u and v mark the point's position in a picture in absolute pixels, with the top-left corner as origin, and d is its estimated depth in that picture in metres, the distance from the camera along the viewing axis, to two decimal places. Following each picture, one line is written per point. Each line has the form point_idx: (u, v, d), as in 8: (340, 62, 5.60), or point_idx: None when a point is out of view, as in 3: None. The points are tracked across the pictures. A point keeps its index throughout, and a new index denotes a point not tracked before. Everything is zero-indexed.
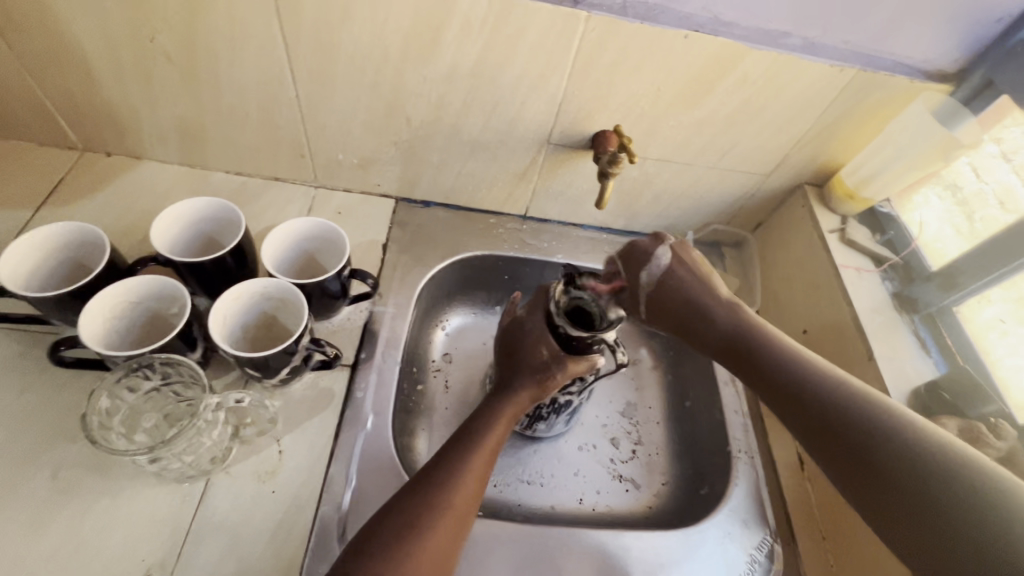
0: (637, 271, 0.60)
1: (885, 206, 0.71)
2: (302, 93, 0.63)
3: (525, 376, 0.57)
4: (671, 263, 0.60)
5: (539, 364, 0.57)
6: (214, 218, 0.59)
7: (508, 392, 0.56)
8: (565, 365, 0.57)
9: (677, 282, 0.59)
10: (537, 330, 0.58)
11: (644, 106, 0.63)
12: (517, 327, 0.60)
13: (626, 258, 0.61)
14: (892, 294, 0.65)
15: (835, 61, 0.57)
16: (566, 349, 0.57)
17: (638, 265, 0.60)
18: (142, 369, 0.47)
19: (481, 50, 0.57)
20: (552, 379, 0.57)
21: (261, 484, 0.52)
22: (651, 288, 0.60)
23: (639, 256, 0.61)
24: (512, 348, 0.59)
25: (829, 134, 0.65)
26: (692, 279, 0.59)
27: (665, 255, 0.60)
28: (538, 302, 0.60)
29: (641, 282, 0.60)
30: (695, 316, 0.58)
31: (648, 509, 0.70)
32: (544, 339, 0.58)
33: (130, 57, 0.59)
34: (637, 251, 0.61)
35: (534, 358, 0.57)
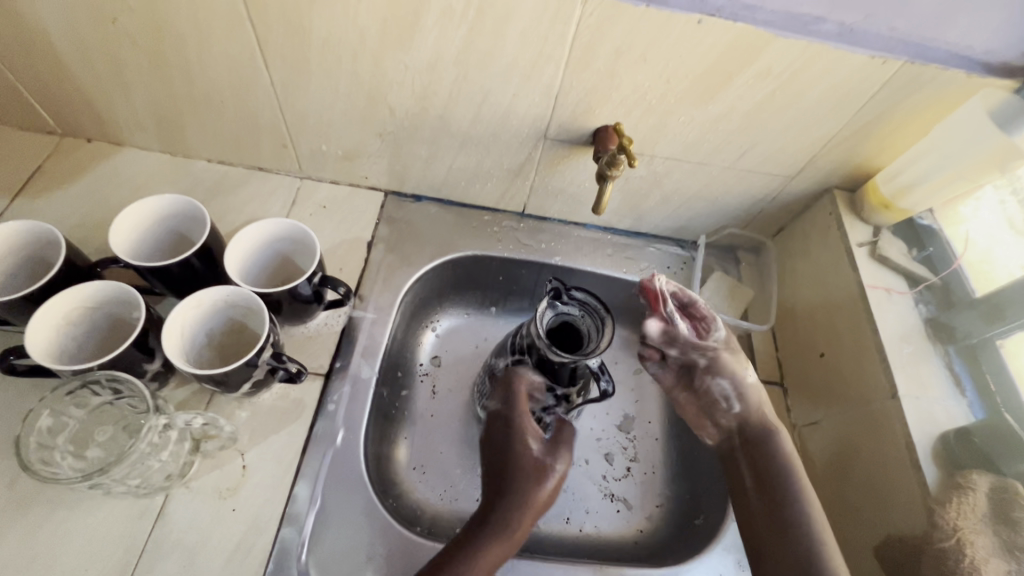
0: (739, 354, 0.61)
1: (926, 218, 0.62)
2: (277, 82, 0.58)
3: (521, 481, 0.50)
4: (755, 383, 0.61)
5: (533, 464, 0.51)
6: (184, 215, 0.55)
7: (507, 505, 0.49)
8: (563, 456, 0.53)
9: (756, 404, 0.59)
10: (521, 426, 0.54)
11: (651, 98, 0.56)
12: (494, 425, 0.55)
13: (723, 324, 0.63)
14: (926, 320, 0.57)
15: (876, 52, 0.49)
16: (555, 443, 0.54)
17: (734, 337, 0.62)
18: (90, 385, 0.45)
19: (466, 36, 0.51)
20: (554, 482, 0.51)
21: (222, 502, 0.50)
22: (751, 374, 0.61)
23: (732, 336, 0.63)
24: (494, 447, 0.54)
25: (865, 135, 0.57)
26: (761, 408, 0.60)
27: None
28: (517, 395, 0.56)
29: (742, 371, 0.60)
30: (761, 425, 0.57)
31: (638, 534, 0.66)
32: (529, 432, 0.53)
33: (96, 42, 0.55)
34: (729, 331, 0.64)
35: (525, 458, 0.52)
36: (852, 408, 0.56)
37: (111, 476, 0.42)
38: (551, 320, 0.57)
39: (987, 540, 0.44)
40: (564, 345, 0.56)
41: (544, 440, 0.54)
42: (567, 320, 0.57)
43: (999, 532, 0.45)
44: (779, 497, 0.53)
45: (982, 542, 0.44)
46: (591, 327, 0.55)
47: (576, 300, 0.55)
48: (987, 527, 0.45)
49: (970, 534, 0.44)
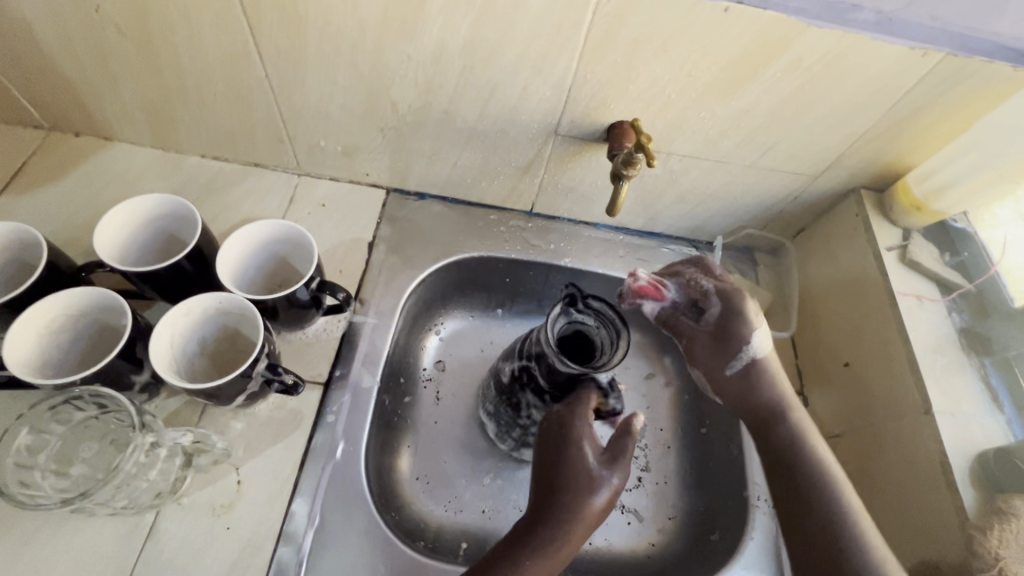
0: (736, 334, 0.57)
1: (960, 221, 0.59)
2: (272, 74, 0.55)
3: (572, 491, 0.48)
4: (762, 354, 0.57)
5: (590, 477, 0.48)
6: (175, 216, 0.52)
7: (560, 518, 0.47)
8: (620, 469, 0.49)
9: (763, 379, 0.56)
10: (580, 433, 0.50)
11: (671, 92, 0.52)
12: (551, 429, 0.51)
13: (724, 298, 0.58)
14: (960, 330, 0.54)
15: (916, 44, 0.45)
16: (613, 453, 0.50)
17: (733, 315, 0.57)
18: (71, 402, 0.42)
19: (473, 25, 0.47)
20: (608, 496, 0.48)
21: (215, 520, 0.48)
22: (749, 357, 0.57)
23: (736, 311, 0.58)
24: (544, 450, 0.51)
25: (898, 131, 0.54)
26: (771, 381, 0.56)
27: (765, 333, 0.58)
28: (579, 401, 0.51)
29: (737, 347, 0.57)
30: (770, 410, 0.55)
31: (650, 548, 0.64)
32: (588, 439, 0.49)
33: (79, 31, 0.52)
34: (739, 302, 0.58)
35: (582, 470, 0.48)
36: (879, 422, 0.53)
37: (93, 500, 0.40)
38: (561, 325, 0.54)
39: None
40: (573, 352, 0.54)
41: (603, 447, 0.51)
42: (579, 327, 0.54)
43: None
44: (799, 482, 0.51)
45: None
46: (605, 339, 0.52)
47: (591, 308, 0.52)
48: None
49: (1012, 564, 0.41)
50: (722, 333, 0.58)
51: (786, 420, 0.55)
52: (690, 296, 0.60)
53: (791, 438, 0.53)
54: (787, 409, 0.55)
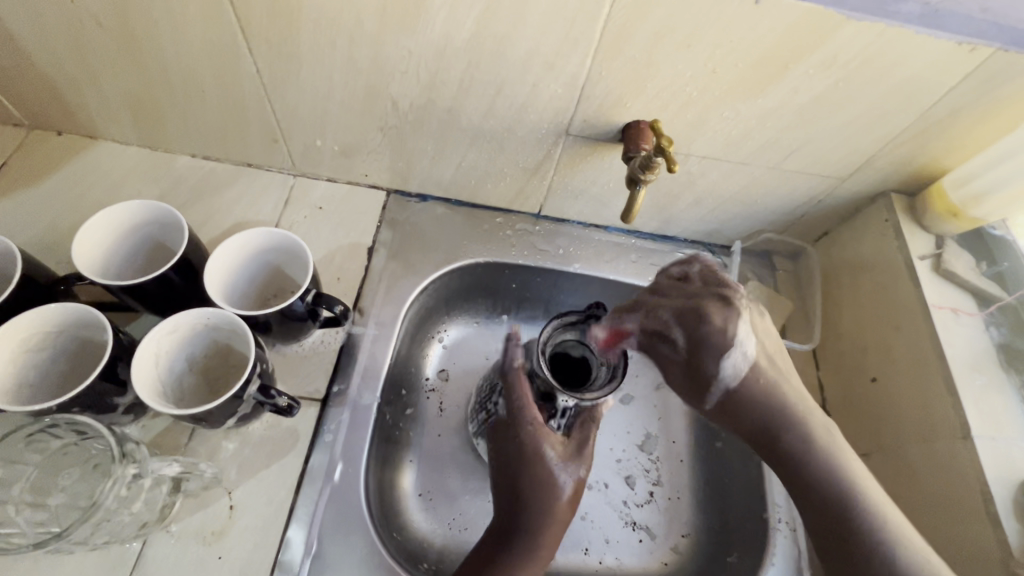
0: (708, 358, 0.48)
1: (999, 228, 0.55)
2: (263, 70, 0.51)
3: (543, 488, 0.47)
4: (749, 364, 0.48)
5: (554, 475, 0.48)
6: (160, 223, 0.49)
7: (533, 518, 0.47)
8: (587, 458, 0.50)
9: (757, 392, 0.48)
10: (535, 437, 0.49)
11: (692, 90, 0.48)
12: (506, 434, 0.50)
13: (684, 324, 0.48)
14: (999, 346, 0.50)
15: (965, 38, 0.41)
16: (578, 443, 0.50)
17: (709, 339, 0.47)
18: (51, 428, 0.40)
19: (480, 17, 0.44)
20: (575, 485, 0.49)
21: (206, 548, 0.45)
22: (726, 387, 0.48)
23: (705, 333, 0.47)
24: (504, 451, 0.50)
25: (937, 132, 0.50)
26: (771, 392, 0.48)
27: (749, 339, 0.48)
28: (523, 406, 0.51)
29: (710, 376, 0.48)
30: (773, 419, 0.48)
31: (663, 567, 0.61)
32: (547, 439, 0.49)
33: (54, 23, 0.48)
34: (706, 324, 0.47)
35: (547, 471, 0.48)
36: (911, 444, 0.50)
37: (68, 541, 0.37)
38: (554, 344, 0.53)
39: None
40: (565, 375, 0.52)
41: (567, 441, 0.50)
42: (583, 353, 0.52)
43: None
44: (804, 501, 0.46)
45: None
46: (602, 377, 0.50)
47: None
48: None
49: None
50: (693, 362, 0.48)
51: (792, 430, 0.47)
52: (649, 328, 0.49)
53: (799, 452, 0.47)
54: (789, 422, 0.48)
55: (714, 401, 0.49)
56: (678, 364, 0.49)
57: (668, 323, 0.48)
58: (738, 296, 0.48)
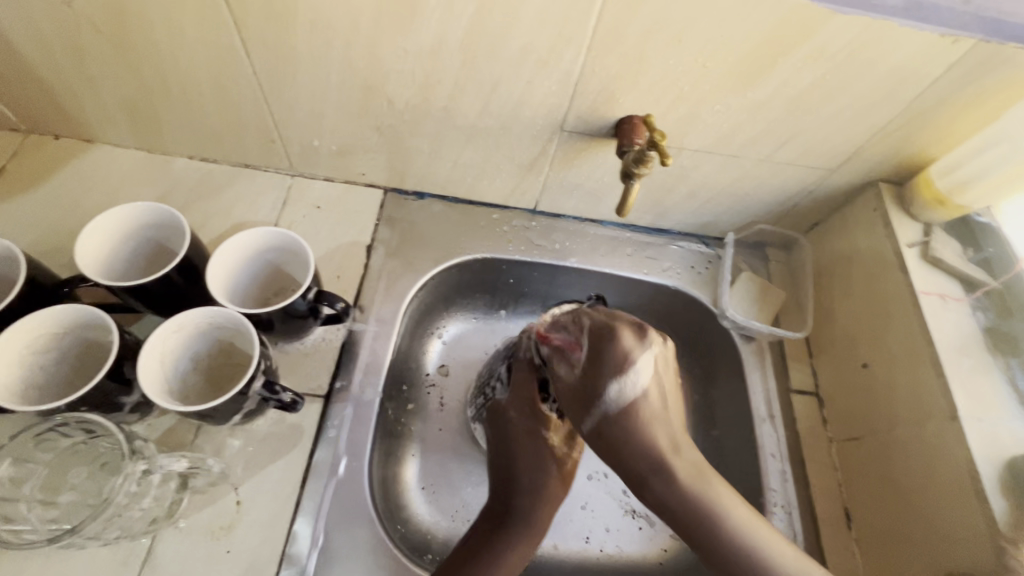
0: (600, 378, 0.46)
1: (984, 215, 0.57)
2: (260, 71, 0.52)
3: (537, 466, 0.50)
4: (643, 390, 0.45)
5: (546, 456, 0.50)
6: (161, 225, 0.50)
7: (525, 497, 0.49)
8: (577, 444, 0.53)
9: (634, 428, 0.45)
10: (532, 419, 0.51)
11: (684, 85, 0.49)
12: (501, 415, 0.52)
13: (596, 341, 0.46)
14: (985, 330, 0.52)
15: (948, 30, 0.43)
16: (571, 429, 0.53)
17: (609, 356, 0.45)
18: (58, 427, 0.41)
19: (474, 15, 0.44)
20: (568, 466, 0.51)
21: (215, 542, 0.46)
22: (606, 410, 0.45)
23: (608, 355, 0.45)
24: (499, 432, 0.52)
25: (924, 122, 0.51)
26: (646, 429, 0.45)
27: (644, 370, 0.46)
28: (523, 393, 0.51)
29: (596, 396, 0.46)
30: (642, 463, 0.45)
31: (662, 554, 0.62)
32: (544, 423, 0.51)
33: (50, 28, 0.48)
34: (612, 346, 0.45)
35: (542, 451, 0.50)
36: (901, 427, 0.51)
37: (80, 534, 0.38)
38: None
39: None
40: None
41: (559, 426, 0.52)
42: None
43: None
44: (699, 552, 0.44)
45: None
46: None
47: None
48: None
49: None
50: (584, 387, 0.46)
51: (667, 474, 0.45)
52: (563, 330, 0.49)
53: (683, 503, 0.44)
54: (663, 463, 0.45)
55: (590, 425, 0.47)
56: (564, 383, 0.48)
57: (587, 324, 0.47)
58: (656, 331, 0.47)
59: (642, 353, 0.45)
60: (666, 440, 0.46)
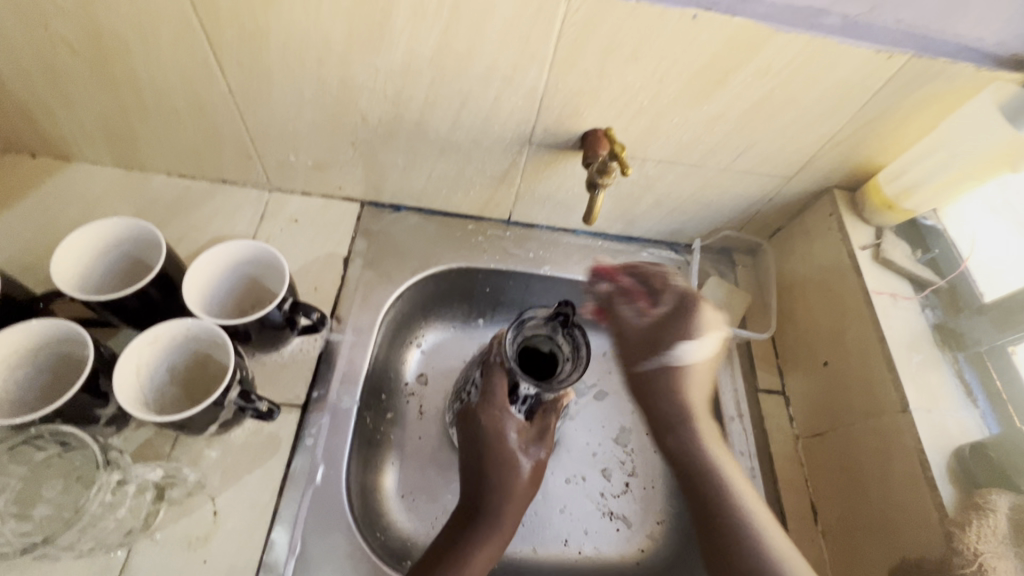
0: (671, 333, 0.56)
1: (930, 218, 0.60)
2: (235, 90, 0.53)
3: (504, 464, 0.50)
4: (693, 361, 0.56)
5: (513, 457, 0.50)
6: (138, 239, 0.51)
7: (492, 498, 0.49)
8: (547, 444, 0.52)
9: (668, 382, 0.56)
10: (500, 421, 0.51)
11: (643, 100, 0.52)
12: (472, 417, 0.52)
13: (677, 310, 0.57)
14: (933, 326, 0.54)
15: (882, 47, 0.46)
16: (539, 430, 0.52)
17: (692, 320, 0.56)
18: (34, 439, 0.42)
19: (440, 36, 0.46)
20: (535, 467, 0.51)
21: (192, 553, 0.46)
22: (666, 360, 0.56)
23: (691, 319, 0.56)
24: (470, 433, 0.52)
25: (869, 131, 0.54)
26: (678, 390, 0.56)
27: (707, 346, 0.56)
28: (491, 395, 0.52)
29: (661, 347, 0.56)
30: (673, 419, 0.55)
31: (640, 554, 0.63)
32: (511, 423, 0.51)
33: (27, 49, 0.49)
34: (690, 320, 0.56)
35: (509, 451, 0.50)
36: (858, 421, 0.53)
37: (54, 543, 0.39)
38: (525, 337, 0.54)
39: (1010, 566, 0.42)
40: (535, 369, 0.54)
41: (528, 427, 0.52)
42: (553, 348, 0.54)
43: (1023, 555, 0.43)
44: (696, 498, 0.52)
45: (1005, 566, 0.42)
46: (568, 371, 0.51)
47: (572, 338, 0.51)
48: (1009, 550, 0.42)
49: (992, 559, 0.42)
50: (649, 337, 0.57)
51: (679, 433, 0.55)
52: (648, 284, 0.60)
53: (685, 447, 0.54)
54: (691, 420, 0.55)
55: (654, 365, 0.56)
56: (625, 322, 0.59)
57: (669, 288, 0.59)
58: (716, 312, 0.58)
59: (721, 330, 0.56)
60: (700, 399, 0.56)
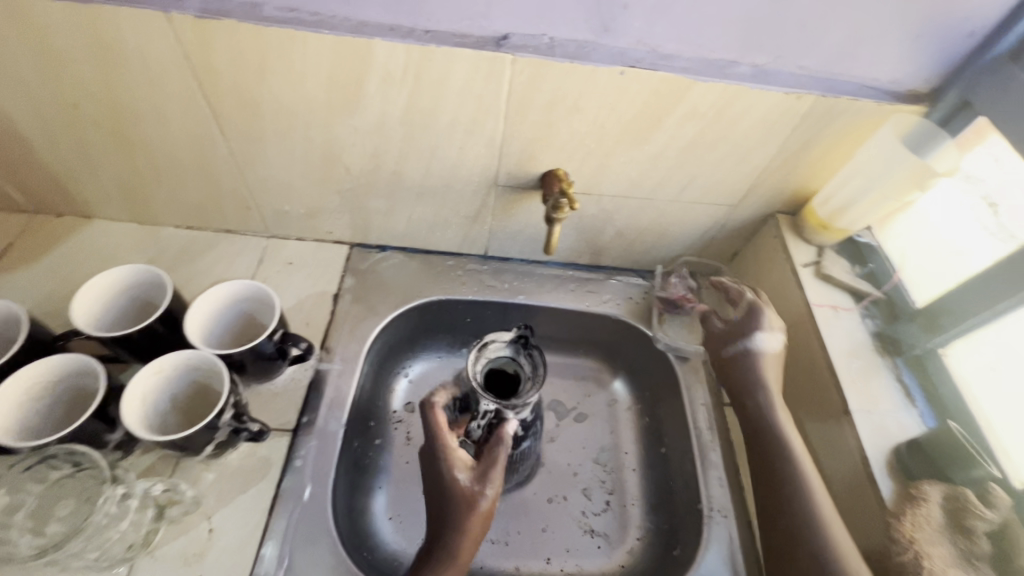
0: (750, 326, 0.63)
1: (865, 235, 0.67)
2: (236, 152, 0.61)
3: (451, 504, 0.50)
4: (761, 348, 0.61)
5: (460, 495, 0.50)
6: (147, 283, 0.57)
7: (445, 537, 0.49)
8: (492, 480, 0.51)
9: (745, 367, 0.61)
10: (445, 460, 0.52)
11: (590, 144, 0.59)
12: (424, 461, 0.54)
13: (750, 311, 0.64)
14: (873, 334, 0.60)
15: (789, 89, 0.53)
16: (485, 466, 0.52)
17: (758, 314, 0.63)
18: (49, 460, 0.47)
19: (408, 98, 0.54)
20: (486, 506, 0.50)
21: (187, 569, 0.50)
22: (752, 345, 0.62)
23: (758, 312, 0.64)
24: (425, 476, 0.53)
25: (797, 162, 0.61)
26: (754, 372, 0.61)
27: (772, 337, 0.62)
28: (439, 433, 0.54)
29: (746, 334, 0.63)
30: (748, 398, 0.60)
31: (620, 569, 0.65)
32: (455, 462, 0.52)
33: (58, 125, 0.58)
34: (756, 319, 0.63)
35: (453, 489, 0.51)
36: (810, 428, 0.57)
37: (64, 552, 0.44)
38: (490, 360, 0.58)
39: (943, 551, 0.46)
40: (497, 390, 0.58)
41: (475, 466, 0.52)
42: (515, 369, 0.58)
43: (955, 542, 0.47)
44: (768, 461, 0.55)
45: (938, 552, 0.46)
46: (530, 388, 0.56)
47: (534, 359, 0.57)
48: (941, 537, 0.46)
49: (924, 543, 0.45)
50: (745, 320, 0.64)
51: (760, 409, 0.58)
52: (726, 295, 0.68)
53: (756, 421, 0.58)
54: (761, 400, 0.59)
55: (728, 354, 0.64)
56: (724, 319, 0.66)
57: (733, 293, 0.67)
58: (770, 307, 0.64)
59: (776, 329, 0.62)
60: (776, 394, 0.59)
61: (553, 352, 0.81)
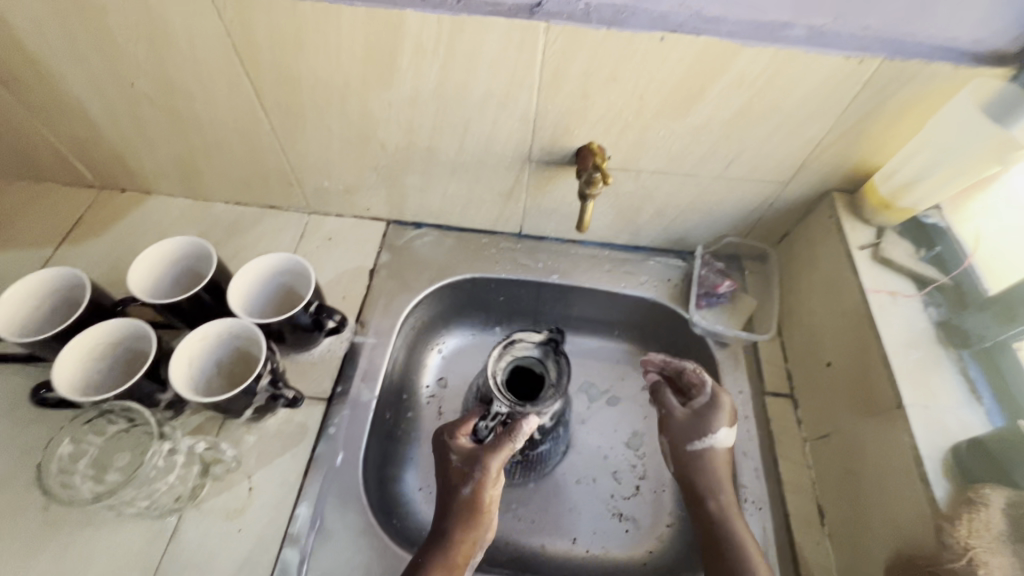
0: (706, 422, 0.58)
1: (933, 216, 0.60)
2: (278, 129, 0.63)
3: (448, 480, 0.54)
4: (718, 448, 0.57)
5: (457, 476, 0.53)
6: (195, 254, 0.60)
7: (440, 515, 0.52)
8: (487, 465, 0.53)
9: (700, 464, 0.57)
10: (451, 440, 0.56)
11: (628, 116, 0.56)
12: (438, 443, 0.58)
13: (707, 404, 0.59)
14: (936, 323, 0.55)
15: (851, 53, 0.48)
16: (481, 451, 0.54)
17: (716, 407, 0.59)
18: (107, 413, 0.51)
19: (441, 71, 0.54)
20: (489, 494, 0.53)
21: (229, 522, 0.53)
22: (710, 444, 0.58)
23: (716, 403, 0.59)
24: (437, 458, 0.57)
25: (857, 134, 0.56)
26: (710, 473, 0.57)
27: (727, 434, 0.58)
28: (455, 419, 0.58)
29: (704, 432, 0.58)
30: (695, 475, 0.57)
31: (647, 555, 0.64)
32: (456, 442, 0.55)
33: (118, 104, 0.61)
34: (713, 414, 0.58)
35: (453, 468, 0.54)
36: (858, 422, 0.53)
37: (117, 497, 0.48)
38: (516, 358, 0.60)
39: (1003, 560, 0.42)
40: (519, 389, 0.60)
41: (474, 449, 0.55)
42: (542, 371, 0.60)
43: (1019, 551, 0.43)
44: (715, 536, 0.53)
45: (1001, 563, 0.42)
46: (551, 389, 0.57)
47: (560, 363, 0.59)
48: (1004, 545, 0.43)
49: (983, 552, 0.42)
50: (703, 414, 0.59)
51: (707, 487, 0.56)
52: (682, 377, 0.63)
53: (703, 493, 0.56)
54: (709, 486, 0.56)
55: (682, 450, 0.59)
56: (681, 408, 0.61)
57: (692, 377, 0.62)
58: (728, 397, 0.59)
59: (731, 423, 0.58)
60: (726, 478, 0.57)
61: (587, 333, 0.80)
